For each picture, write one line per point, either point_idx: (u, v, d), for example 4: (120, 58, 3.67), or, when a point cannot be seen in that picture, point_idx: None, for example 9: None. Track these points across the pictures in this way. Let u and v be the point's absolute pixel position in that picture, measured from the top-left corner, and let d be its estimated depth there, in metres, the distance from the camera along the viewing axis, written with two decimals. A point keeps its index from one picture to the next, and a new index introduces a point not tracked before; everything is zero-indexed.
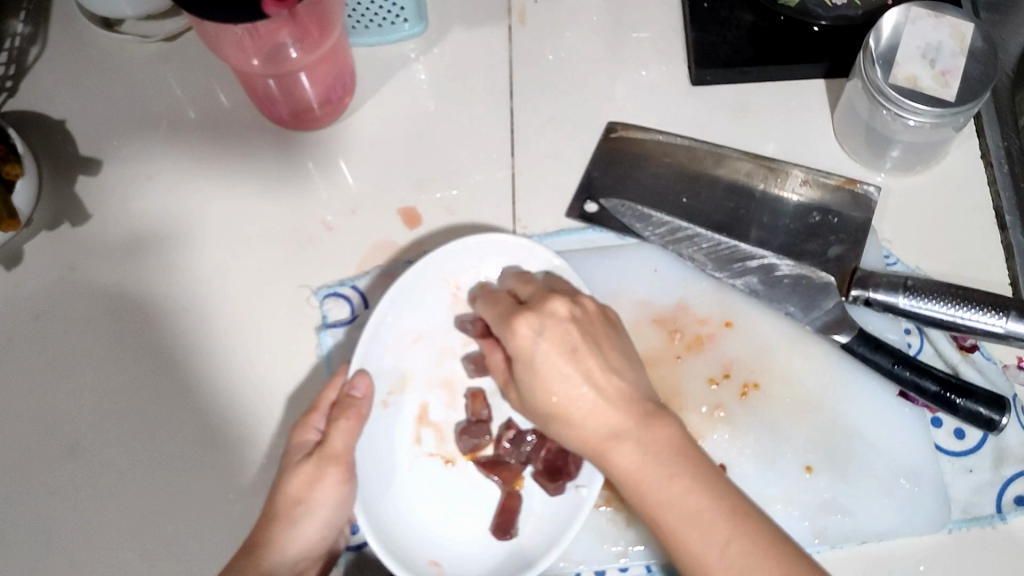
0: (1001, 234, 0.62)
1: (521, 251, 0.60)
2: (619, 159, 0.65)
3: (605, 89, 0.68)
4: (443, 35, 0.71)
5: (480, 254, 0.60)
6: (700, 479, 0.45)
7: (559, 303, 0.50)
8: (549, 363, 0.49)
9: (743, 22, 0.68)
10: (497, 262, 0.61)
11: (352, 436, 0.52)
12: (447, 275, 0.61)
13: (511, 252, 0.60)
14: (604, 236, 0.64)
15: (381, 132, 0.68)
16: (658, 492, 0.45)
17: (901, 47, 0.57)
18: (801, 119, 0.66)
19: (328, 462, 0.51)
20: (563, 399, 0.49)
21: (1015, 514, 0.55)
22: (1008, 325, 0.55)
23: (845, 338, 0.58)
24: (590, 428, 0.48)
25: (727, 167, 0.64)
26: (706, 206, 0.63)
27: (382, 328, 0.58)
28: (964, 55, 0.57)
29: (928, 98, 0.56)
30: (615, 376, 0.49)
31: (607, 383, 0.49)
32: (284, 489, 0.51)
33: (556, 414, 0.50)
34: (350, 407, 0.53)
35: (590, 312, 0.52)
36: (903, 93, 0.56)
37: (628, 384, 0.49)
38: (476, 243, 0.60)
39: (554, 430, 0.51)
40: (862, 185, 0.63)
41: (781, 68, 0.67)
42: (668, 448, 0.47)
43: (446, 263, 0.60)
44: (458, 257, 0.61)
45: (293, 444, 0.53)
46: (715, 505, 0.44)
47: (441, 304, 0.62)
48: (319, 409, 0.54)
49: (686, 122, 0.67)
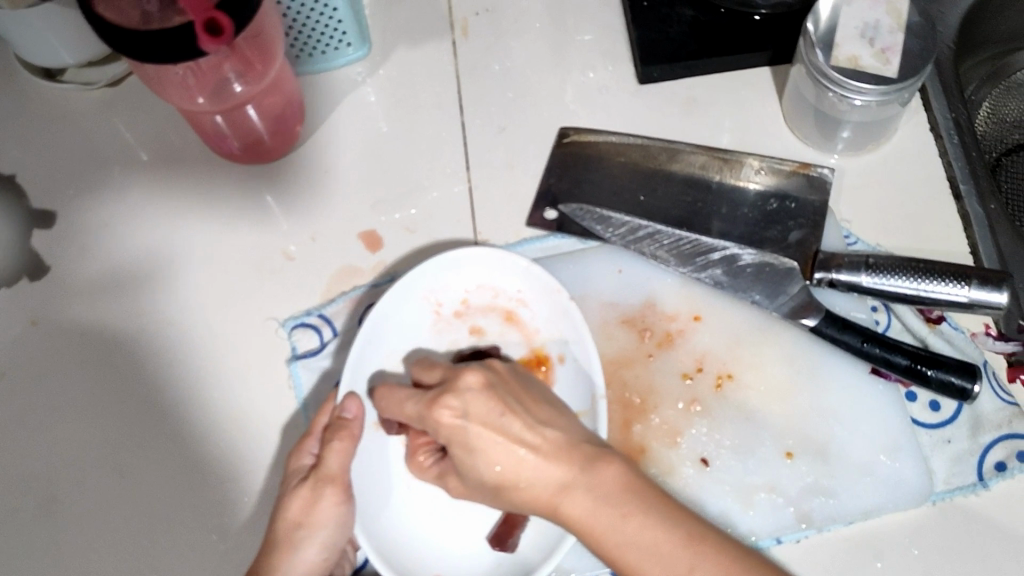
0: (957, 204, 0.63)
1: (502, 262, 0.60)
2: (574, 164, 0.65)
3: (554, 95, 0.68)
4: (389, 55, 0.71)
5: (461, 269, 0.61)
6: (651, 514, 0.45)
7: (471, 374, 0.50)
8: (483, 438, 0.48)
9: (683, 17, 0.68)
10: (475, 273, 0.62)
11: (346, 456, 0.51)
12: (428, 293, 0.61)
13: (489, 263, 0.61)
14: (567, 241, 0.64)
15: (335, 158, 0.68)
16: (616, 535, 0.45)
17: (839, 29, 0.58)
18: (751, 107, 0.67)
19: (324, 483, 0.51)
20: (504, 463, 0.48)
21: (997, 480, 0.56)
22: (971, 293, 0.55)
23: (813, 321, 0.58)
24: (536, 488, 0.47)
25: (681, 162, 0.64)
26: (664, 202, 0.63)
27: (364, 350, 0.57)
28: (902, 31, 0.57)
29: (870, 77, 0.56)
30: (546, 428, 0.49)
31: (539, 438, 0.48)
32: (285, 511, 0.51)
33: (504, 483, 0.48)
34: (342, 428, 0.52)
35: (502, 374, 0.51)
36: (846, 74, 0.57)
37: (555, 431, 0.49)
38: (455, 257, 0.60)
39: (505, 501, 0.49)
40: (815, 169, 0.63)
41: (725, 60, 0.67)
42: (615, 486, 0.46)
43: (426, 280, 0.60)
44: (437, 273, 0.61)
45: (290, 471, 0.53)
46: (669, 534, 0.44)
47: (426, 322, 0.61)
48: (313, 434, 0.53)
49: (637, 121, 0.67)
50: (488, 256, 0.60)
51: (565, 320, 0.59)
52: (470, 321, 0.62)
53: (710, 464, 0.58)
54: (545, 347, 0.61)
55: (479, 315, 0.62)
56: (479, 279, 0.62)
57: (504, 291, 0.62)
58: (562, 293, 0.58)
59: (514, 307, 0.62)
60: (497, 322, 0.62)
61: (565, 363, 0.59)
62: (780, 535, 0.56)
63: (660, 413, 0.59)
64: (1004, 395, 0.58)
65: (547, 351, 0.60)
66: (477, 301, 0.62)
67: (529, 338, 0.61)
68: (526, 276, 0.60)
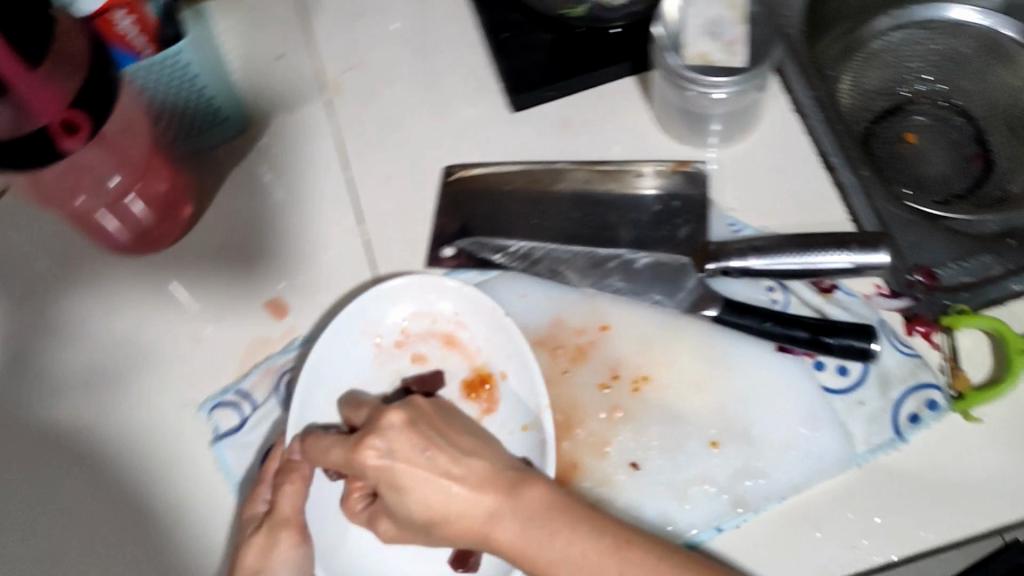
0: (831, 175, 0.65)
1: (434, 287, 0.63)
2: (464, 199, 0.67)
3: (433, 136, 0.70)
4: (266, 124, 0.71)
5: (395, 300, 0.63)
6: (579, 528, 0.45)
7: (393, 414, 0.51)
8: (409, 475, 0.48)
9: (544, 42, 0.71)
10: (410, 303, 0.64)
11: (299, 498, 0.53)
12: (368, 327, 0.63)
13: (421, 289, 0.63)
14: (468, 275, 0.65)
15: (230, 233, 0.68)
16: (546, 553, 0.45)
17: (685, 29, 0.60)
18: (622, 117, 0.69)
19: (278, 527, 0.52)
20: (431, 498, 0.48)
21: (913, 432, 0.57)
22: (854, 258, 0.58)
23: (715, 311, 0.60)
24: (464, 519, 0.47)
25: (566, 180, 0.66)
26: (556, 221, 0.65)
27: (310, 387, 0.59)
28: (743, 22, 0.60)
29: (720, 71, 0.59)
30: (468, 460, 0.49)
31: (463, 470, 0.49)
32: (241, 562, 0.52)
33: (432, 519, 0.48)
34: (293, 470, 0.53)
35: (423, 409, 0.53)
36: (697, 70, 0.59)
37: (478, 462, 0.49)
38: (388, 287, 0.62)
39: (433, 538, 0.49)
40: (693, 165, 0.66)
41: (590, 75, 0.69)
42: (541, 505, 0.46)
43: (364, 314, 0.63)
44: (374, 307, 0.63)
45: (246, 518, 0.55)
46: (597, 544, 0.45)
47: (369, 354, 0.63)
48: (266, 479, 0.55)
49: (517, 147, 0.68)
50: (419, 283, 0.63)
51: (501, 337, 0.61)
52: (411, 349, 0.64)
53: (641, 468, 0.58)
54: (487, 364, 0.63)
55: (420, 342, 0.65)
56: (415, 307, 0.64)
57: (441, 316, 0.64)
58: (496, 307, 0.60)
59: (453, 330, 0.64)
60: (438, 347, 0.64)
61: (508, 375, 0.61)
62: (720, 524, 0.57)
63: (584, 426, 0.60)
64: (904, 348, 0.59)
65: (490, 368, 0.62)
66: (416, 329, 0.65)
67: (472, 358, 0.63)
68: (459, 296, 0.63)
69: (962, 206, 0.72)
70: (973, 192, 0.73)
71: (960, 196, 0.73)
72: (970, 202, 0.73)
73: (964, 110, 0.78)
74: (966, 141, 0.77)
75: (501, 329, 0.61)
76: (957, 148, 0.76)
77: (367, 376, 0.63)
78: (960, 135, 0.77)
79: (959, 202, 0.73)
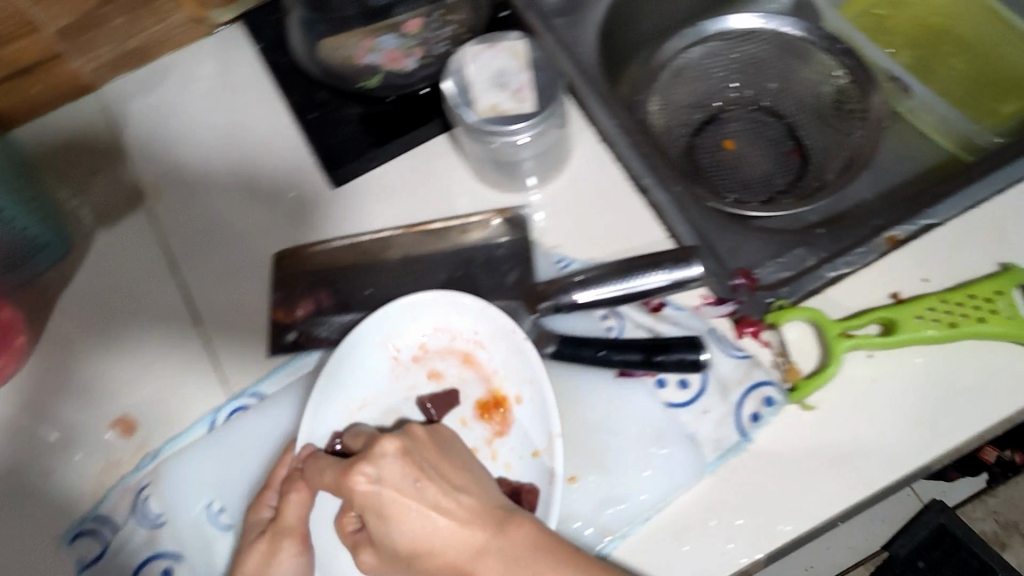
0: (645, 196, 0.67)
1: (451, 307, 0.62)
2: (296, 281, 0.67)
3: (259, 225, 0.70)
4: (90, 243, 0.71)
5: (415, 315, 0.63)
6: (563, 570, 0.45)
7: (388, 442, 0.49)
8: (397, 504, 0.47)
9: (352, 116, 0.72)
10: (437, 318, 0.64)
11: (304, 508, 0.54)
12: (386, 339, 0.64)
13: (446, 306, 0.63)
14: (308, 358, 0.64)
15: (65, 357, 0.67)
16: None
17: (473, 85, 0.61)
18: (438, 175, 0.69)
19: (282, 535, 0.54)
20: (417, 530, 0.46)
21: (756, 430, 0.59)
22: (673, 274, 0.60)
23: (553, 348, 0.62)
24: (448, 554, 0.46)
25: (393, 247, 0.67)
26: (389, 289, 0.67)
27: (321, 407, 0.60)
28: (527, 69, 0.62)
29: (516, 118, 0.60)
30: (461, 496, 0.48)
31: (455, 506, 0.47)
32: (241, 566, 0.53)
33: (414, 552, 0.47)
34: (298, 478, 0.54)
35: (418, 438, 0.51)
36: (492, 121, 0.60)
37: (469, 499, 0.48)
38: (407, 304, 0.62)
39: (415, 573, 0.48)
40: (512, 211, 0.67)
41: (400, 141, 0.70)
42: (525, 546, 0.46)
43: (383, 327, 0.63)
44: (394, 320, 0.63)
45: (248, 524, 0.57)
46: None
47: (385, 369, 0.64)
48: (272, 486, 0.57)
49: (341, 221, 0.68)
50: (434, 300, 0.62)
51: (518, 359, 0.60)
52: (429, 365, 0.64)
53: None
54: (502, 387, 0.62)
55: (437, 359, 0.65)
56: (436, 324, 0.64)
57: (460, 334, 0.64)
58: (515, 332, 0.59)
59: (472, 349, 0.64)
60: (455, 364, 0.64)
61: (523, 401, 0.60)
62: None
63: None
64: (735, 352, 0.62)
65: (504, 393, 0.62)
66: (434, 346, 0.65)
67: (486, 378, 0.63)
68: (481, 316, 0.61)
69: (788, 199, 0.76)
70: (794, 186, 0.78)
71: (782, 192, 0.77)
72: (794, 195, 0.77)
73: (774, 110, 0.83)
74: (780, 139, 0.81)
75: (517, 352, 0.60)
76: (774, 146, 0.81)
77: (382, 388, 0.64)
78: (774, 134, 0.82)
79: (784, 197, 0.77)
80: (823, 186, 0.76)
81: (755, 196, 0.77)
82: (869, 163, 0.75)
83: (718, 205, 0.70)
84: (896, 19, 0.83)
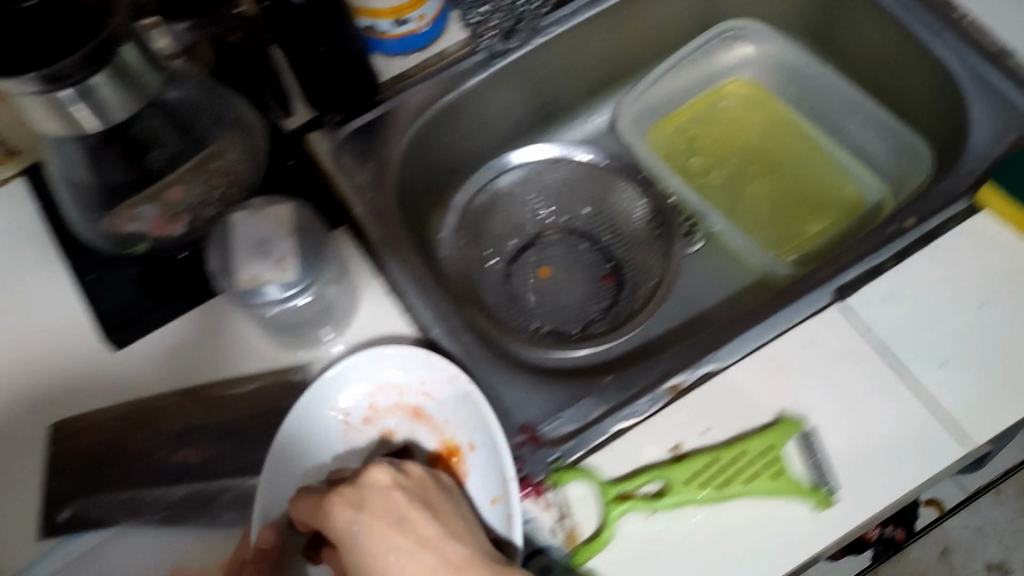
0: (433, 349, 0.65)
1: (403, 359, 0.61)
2: (70, 454, 0.62)
3: (32, 394, 0.65)
4: None
5: (363, 373, 0.61)
6: None
7: (381, 473, 0.55)
8: (372, 536, 0.53)
9: (130, 276, 0.68)
10: (388, 372, 0.62)
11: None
12: (333, 404, 0.61)
13: (389, 362, 0.61)
14: (83, 539, 0.59)
15: None
16: None
17: (235, 253, 0.59)
18: (217, 337, 0.65)
19: None
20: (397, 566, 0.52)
21: None
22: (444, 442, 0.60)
23: None
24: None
25: (173, 413, 0.63)
26: (166, 462, 0.61)
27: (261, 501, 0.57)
28: (292, 233, 0.60)
29: (276, 288, 0.58)
30: (453, 540, 0.53)
31: (448, 550, 0.53)
32: None
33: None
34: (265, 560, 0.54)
35: (419, 477, 0.56)
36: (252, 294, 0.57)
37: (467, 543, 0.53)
38: (352, 363, 0.60)
39: None
40: (293, 372, 0.64)
41: (180, 303, 0.66)
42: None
43: (332, 390, 0.61)
44: (342, 381, 0.61)
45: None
46: None
47: (334, 432, 0.61)
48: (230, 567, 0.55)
49: (122, 387, 0.64)
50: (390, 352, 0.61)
51: (466, 406, 0.59)
52: (379, 424, 0.62)
53: None
54: (453, 437, 0.61)
55: (388, 417, 0.62)
56: (380, 380, 0.62)
57: (409, 388, 0.62)
58: (462, 379, 0.59)
59: (421, 402, 0.62)
60: (405, 421, 0.62)
61: (476, 448, 0.59)
62: None
63: None
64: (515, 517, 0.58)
65: (457, 442, 0.60)
66: (383, 402, 0.62)
67: (439, 432, 0.61)
68: (425, 368, 0.61)
69: (598, 330, 0.76)
70: (608, 313, 0.77)
71: (597, 319, 0.77)
72: (605, 325, 0.76)
73: (586, 233, 0.83)
74: (596, 262, 0.81)
75: (466, 402, 0.59)
76: (589, 270, 0.81)
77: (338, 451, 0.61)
78: (590, 257, 0.81)
79: (595, 327, 0.77)
80: (632, 317, 0.76)
81: (567, 326, 0.77)
82: (673, 295, 0.77)
83: (512, 347, 0.72)
84: (703, 137, 0.86)
